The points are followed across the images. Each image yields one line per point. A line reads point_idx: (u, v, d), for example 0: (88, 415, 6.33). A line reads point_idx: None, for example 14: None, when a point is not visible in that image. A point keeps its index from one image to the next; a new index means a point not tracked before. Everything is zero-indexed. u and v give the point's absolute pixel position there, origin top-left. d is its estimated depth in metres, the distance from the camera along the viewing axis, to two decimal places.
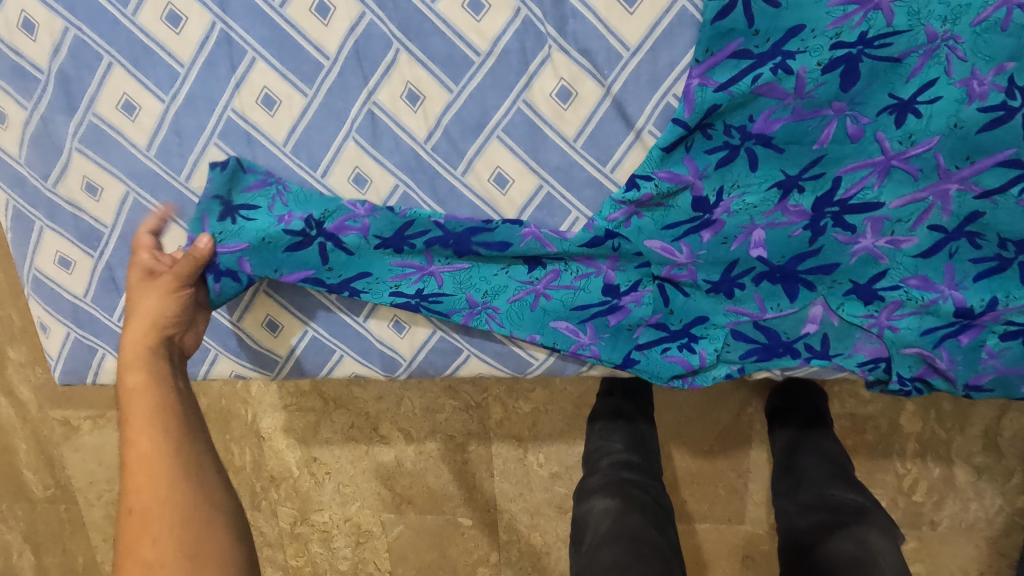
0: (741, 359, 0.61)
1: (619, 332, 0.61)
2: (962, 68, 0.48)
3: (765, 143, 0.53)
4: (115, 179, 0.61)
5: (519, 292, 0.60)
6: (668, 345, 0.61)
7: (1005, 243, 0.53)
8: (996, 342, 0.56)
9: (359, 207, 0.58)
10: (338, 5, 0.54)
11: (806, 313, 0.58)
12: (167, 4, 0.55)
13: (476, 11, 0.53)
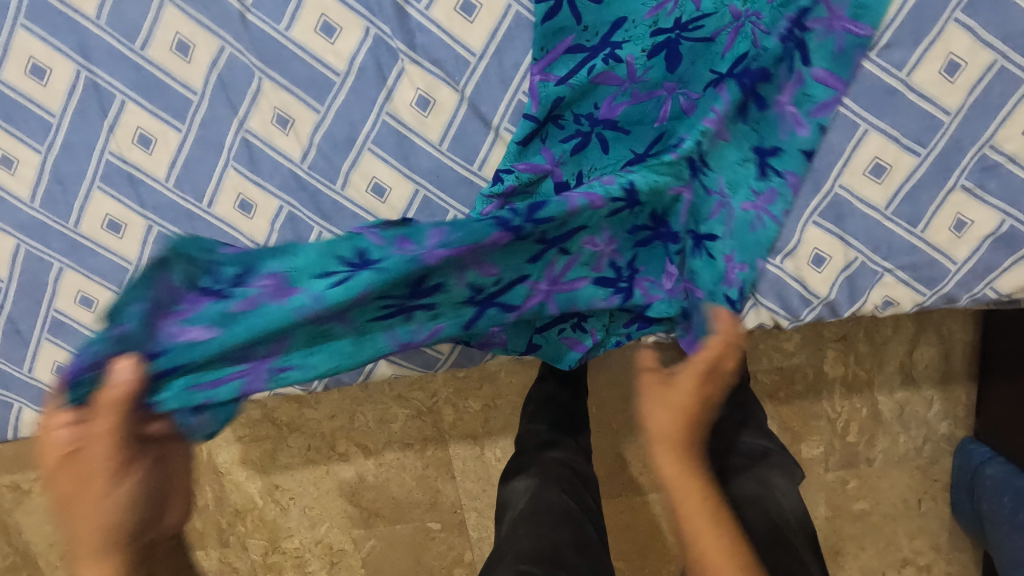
0: (625, 329, 0.65)
1: (519, 323, 0.63)
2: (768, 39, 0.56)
3: (612, 127, 0.58)
4: (6, 233, 0.62)
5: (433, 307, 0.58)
6: (562, 326, 0.64)
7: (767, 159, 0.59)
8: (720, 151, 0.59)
9: (188, 309, 0.49)
10: (197, 42, 0.57)
11: (580, 252, 0.58)
12: (30, 59, 0.57)
13: (330, 35, 0.57)
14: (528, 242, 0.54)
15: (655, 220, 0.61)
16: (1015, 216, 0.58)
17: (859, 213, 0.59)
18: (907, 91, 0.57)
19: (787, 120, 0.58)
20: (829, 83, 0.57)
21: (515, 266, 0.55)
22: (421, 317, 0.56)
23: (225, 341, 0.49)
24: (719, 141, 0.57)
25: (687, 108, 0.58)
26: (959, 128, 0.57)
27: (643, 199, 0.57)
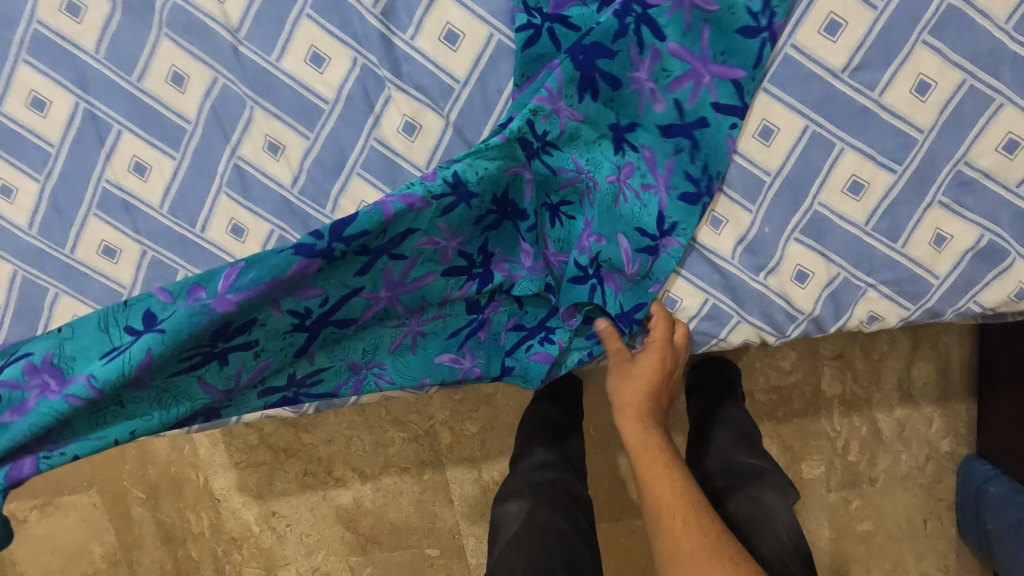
0: (590, 343, 0.65)
1: (490, 345, 0.65)
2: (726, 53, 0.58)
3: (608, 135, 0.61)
4: (3, 260, 0.63)
5: (396, 340, 0.64)
6: (530, 343, 0.65)
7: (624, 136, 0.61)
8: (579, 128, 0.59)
9: None
10: (191, 74, 0.59)
11: (418, 252, 0.59)
12: (31, 91, 0.59)
13: (319, 65, 0.59)
14: (348, 257, 0.57)
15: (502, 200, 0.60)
16: (994, 230, 0.59)
17: (839, 229, 0.60)
18: (880, 111, 0.58)
19: (645, 97, 0.59)
20: (682, 57, 0.58)
21: (339, 284, 0.58)
22: (245, 359, 0.61)
23: (17, 430, 0.57)
24: (551, 118, 0.57)
25: (533, 85, 0.58)
26: (933, 145, 0.58)
27: (477, 190, 0.57)
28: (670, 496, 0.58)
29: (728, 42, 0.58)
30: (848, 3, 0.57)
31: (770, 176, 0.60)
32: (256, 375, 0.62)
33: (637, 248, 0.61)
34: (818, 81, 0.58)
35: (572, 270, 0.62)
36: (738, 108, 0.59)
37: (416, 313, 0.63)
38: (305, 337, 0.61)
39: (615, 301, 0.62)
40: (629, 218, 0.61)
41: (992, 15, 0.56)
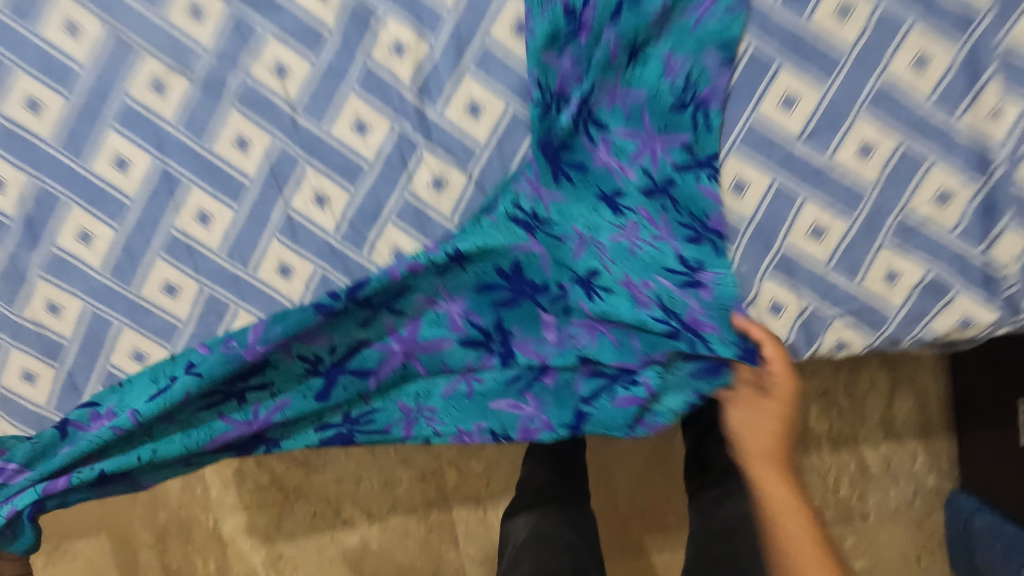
0: (689, 377, 0.73)
1: (560, 391, 0.74)
2: (660, 127, 0.71)
3: (604, 199, 0.72)
4: (75, 297, 0.72)
5: (450, 387, 0.75)
6: (614, 389, 0.74)
7: (615, 203, 0.72)
8: (579, 204, 0.72)
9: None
10: (254, 139, 0.70)
11: (422, 313, 0.72)
12: (116, 153, 0.70)
13: (363, 132, 0.70)
14: (352, 311, 0.70)
15: (514, 270, 0.71)
16: (937, 269, 0.70)
17: (807, 268, 0.70)
18: (833, 169, 0.69)
19: (615, 170, 0.71)
20: (631, 135, 0.71)
21: (345, 334, 0.71)
22: (263, 398, 0.73)
23: (77, 450, 0.71)
24: (535, 197, 0.70)
25: (510, 175, 0.71)
26: (879, 197, 0.69)
27: (472, 254, 0.69)
28: (807, 536, 0.65)
29: (666, 118, 0.70)
30: (801, 82, 0.68)
31: (745, 224, 0.70)
32: (271, 411, 0.73)
33: (681, 284, 0.70)
34: (778, 145, 0.69)
35: (661, 328, 0.70)
36: (697, 162, 0.70)
37: (466, 371, 0.74)
38: (321, 382, 0.73)
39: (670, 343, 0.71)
40: (653, 265, 0.71)
41: (921, 91, 0.67)
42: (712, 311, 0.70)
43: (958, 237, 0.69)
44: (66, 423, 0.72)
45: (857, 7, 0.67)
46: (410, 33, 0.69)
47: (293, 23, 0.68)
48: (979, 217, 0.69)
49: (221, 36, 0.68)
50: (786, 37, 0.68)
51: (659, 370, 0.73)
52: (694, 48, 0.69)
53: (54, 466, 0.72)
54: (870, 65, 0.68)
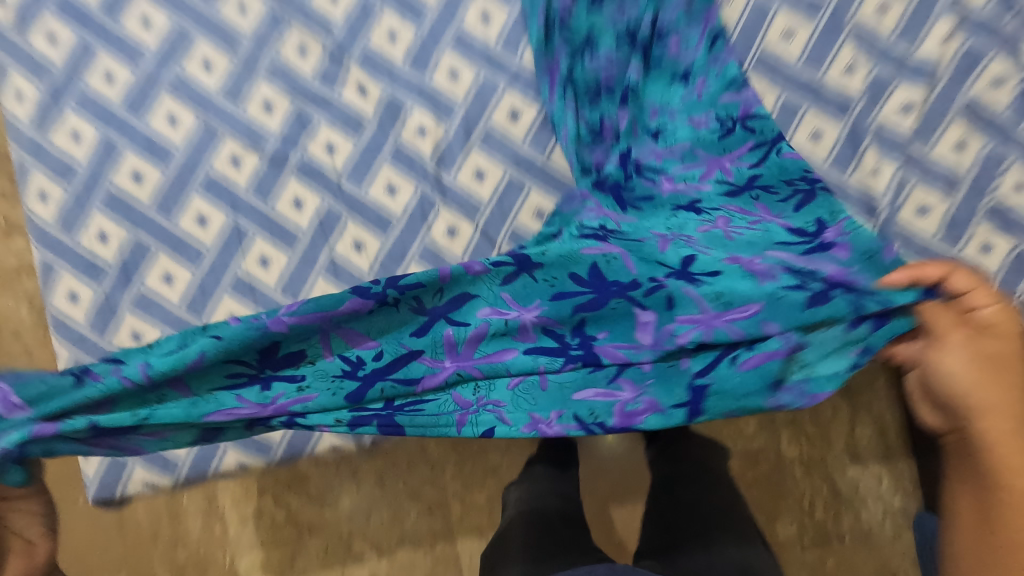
0: (843, 343, 0.73)
1: (666, 372, 0.77)
2: (716, 148, 0.87)
3: (688, 208, 0.85)
4: (155, 327, 0.89)
5: (524, 377, 0.78)
6: (737, 354, 0.75)
7: (697, 209, 0.84)
8: (668, 213, 0.85)
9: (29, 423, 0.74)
10: (307, 200, 0.89)
11: (489, 321, 0.76)
12: (198, 212, 0.89)
13: (393, 193, 0.90)
14: (405, 310, 0.75)
15: (593, 274, 0.78)
16: None
17: None
18: None
19: (686, 190, 0.86)
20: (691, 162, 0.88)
21: (393, 341, 0.75)
22: (287, 388, 0.74)
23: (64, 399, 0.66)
24: (600, 218, 0.84)
25: (569, 215, 0.86)
26: None
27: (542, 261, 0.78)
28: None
29: (721, 144, 0.87)
30: None
31: (809, 172, 0.85)
32: (291, 402, 0.73)
33: (803, 252, 0.78)
34: None
35: (803, 297, 0.72)
36: (747, 174, 0.86)
37: (547, 369, 0.78)
38: (357, 383, 0.75)
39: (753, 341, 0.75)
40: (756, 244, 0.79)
41: (818, 156, 0.88)
42: (859, 261, 0.75)
43: None
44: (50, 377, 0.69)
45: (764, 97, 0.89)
46: (430, 119, 0.90)
47: (341, 114, 0.90)
48: None
49: (286, 124, 0.89)
50: None
51: (775, 341, 0.73)
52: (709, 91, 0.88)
53: (25, 416, 0.65)
54: None
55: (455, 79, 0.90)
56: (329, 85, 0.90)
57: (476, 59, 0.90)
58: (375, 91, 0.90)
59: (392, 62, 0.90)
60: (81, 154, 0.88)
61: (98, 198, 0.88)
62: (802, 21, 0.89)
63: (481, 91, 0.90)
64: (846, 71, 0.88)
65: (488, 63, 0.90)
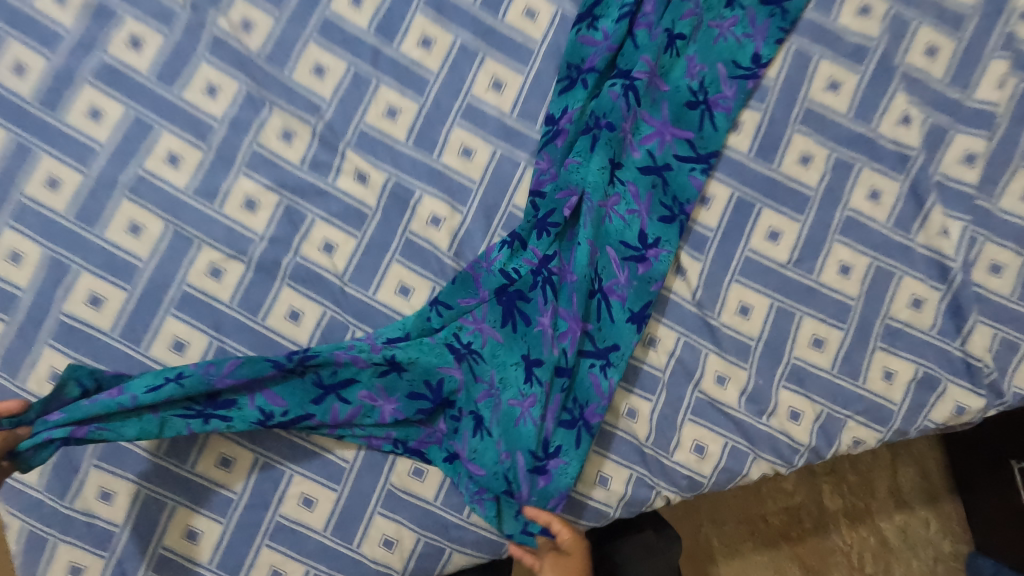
0: (655, 218, 0.77)
1: (643, 282, 0.76)
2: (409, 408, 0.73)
3: (521, 298, 0.74)
4: (128, 481, 0.72)
5: (621, 215, 0.77)
6: (656, 181, 0.78)
7: (425, 389, 0.73)
8: (530, 256, 0.75)
9: (378, 399, 0.73)
10: (306, 310, 0.75)
11: (491, 383, 0.74)
12: (173, 336, 0.73)
13: (406, 294, 0.76)
14: (421, 396, 0.73)
15: (600, 124, 0.76)
16: (924, 365, 0.79)
17: (814, 375, 0.79)
18: (821, 287, 0.79)
19: (540, 310, 0.74)
20: (569, 318, 0.74)
21: (502, 364, 0.74)
22: (514, 389, 0.73)
23: (491, 343, 0.74)
24: (632, 215, 0.77)
25: (512, 254, 0.75)
26: (864, 308, 0.79)
27: (409, 367, 0.73)
28: None
29: (471, 385, 0.74)
30: (781, 218, 0.79)
31: (754, 341, 0.79)
32: (477, 470, 0.74)
33: (625, 257, 0.76)
34: (773, 271, 0.79)
35: (661, 212, 0.77)
36: (695, 156, 0.78)
37: (562, 268, 0.75)
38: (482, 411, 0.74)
39: (528, 456, 0.73)
40: (524, 442, 0.73)
41: (878, 219, 0.79)
42: (638, 288, 0.76)
43: (936, 335, 0.79)
44: (398, 364, 0.72)
45: (815, 157, 0.79)
46: (444, 208, 0.76)
47: (339, 206, 0.76)
48: (949, 318, 0.79)
49: (274, 223, 0.75)
50: (763, 184, 0.79)
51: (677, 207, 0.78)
52: (716, 57, 0.80)
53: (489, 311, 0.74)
54: (834, 200, 0.79)
55: (468, 159, 0.77)
56: (322, 174, 0.76)
57: (492, 134, 0.78)
58: (375, 176, 0.76)
59: (393, 141, 0.77)
60: (23, 279, 0.72)
61: (45, 330, 0.71)
62: (849, 69, 0.79)
63: (499, 169, 0.78)
64: (902, 122, 0.79)
65: (504, 135, 0.78)
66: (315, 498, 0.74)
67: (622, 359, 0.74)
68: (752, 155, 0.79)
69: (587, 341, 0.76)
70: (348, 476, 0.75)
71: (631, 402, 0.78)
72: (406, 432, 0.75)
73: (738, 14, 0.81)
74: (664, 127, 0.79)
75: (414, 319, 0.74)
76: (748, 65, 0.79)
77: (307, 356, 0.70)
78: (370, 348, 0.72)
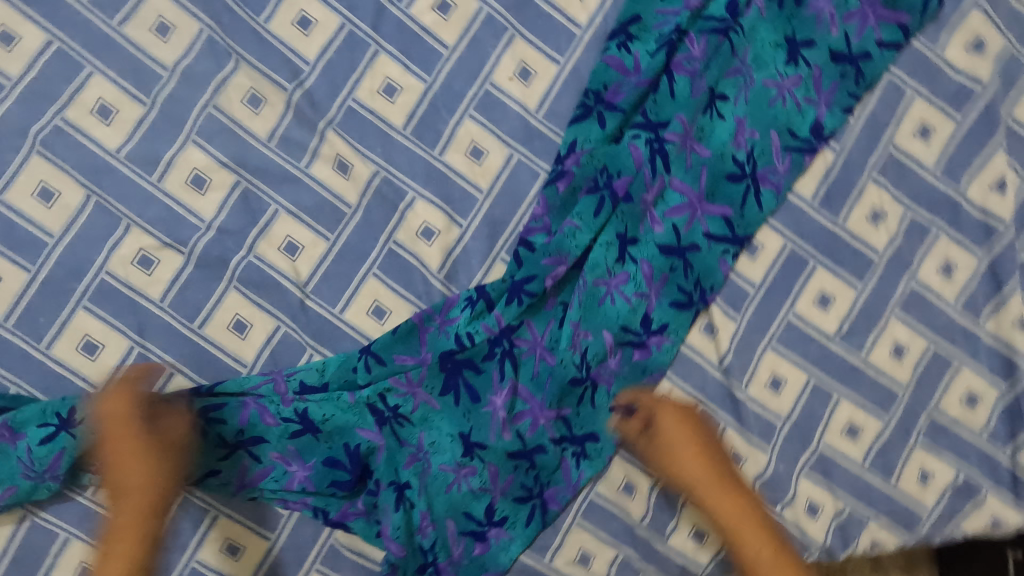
0: (661, 301, 0.64)
1: (635, 370, 0.65)
2: (319, 480, 0.60)
3: (471, 367, 0.62)
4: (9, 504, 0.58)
5: (615, 293, 0.63)
6: (675, 264, 0.63)
7: (345, 451, 0.60)
8: (492, 321, 0.61)
9: (292, 464, 0.60)
10: (255, 322, 0.61)
11: (424, 446, 0.62)
12: (84, 335, 0.59)
13: (380, 317, 0.62)
14: (339, 460, 0.60)
15: (607, 180, 0.62)
16: (968, 470, 0.68)
17: (841, 468, 0.68)
18: (867, 369, 0.67)
19: (493, 382, 0.62)
20: (527, 397, 0.63)
21: (440, 432, 0.62)
22: (450, 460, 0.62)
23: (426, 410, 0.62)
24: (637, 298, 0.63)
25: (473, 315, 0.61)
26: (911, 399, 0.68)
27: (325, 429, 0.61)
28: None
29: (394, 455, 0.62)
30: (835, 282, 0.66)
31: (781, 421, 0.67)
32: (399, 547, 0.61)
33: (621, 342, 0.64)
34: (815, 343, 0.67)
35: (676, 296, 0.64)
36: (730, 237, 0.64)
37: (533, 342, 0.63)
38: (413, 480, 0.62)
39: (465, 520, 0.63)
40: (458, 508, 0.63)
41: (946, 298, 0.67)
42: (626, 375, 0.65)
43: (986, 439, 0.68)
44: (313, 422, 0.60)
45: (887, 215, 0.66)
46: (440, 218, 0.62)
47: (310, 199, 0.61)
48: (1005, 421, 0.68)
49: (226, 210, 0.60)
50: (822, 240, 0.66)
51: (692, 291, 0.64)
52: (769, 122, 0.64)
53: (433, 372, 0.62)
54: (901, 268, 0.67)
55: (477, 161, 0.63)
56: (292, 156, 0.61)
57: (510, 134, 0.63)
58: (358, 167, 0.61)
59: (386, 126, 0.62)
60: None
61: None
62: (944, 116, 0.66)
63: (514, 180, 0.63)
64: (995, 187, 0.66)
65: (525, 137, 0.63)
66: (242, 545, 0.62)
67: (599, 453, 0.64)
68: (815, 204, 0.66)
69: (558, 427, 0.64)
70: (286, 525, 0.62)
71: (629, 474, 0.66)
72: (327, 499, 0.62)
73: (805, 69, 0.64)
74: (698, 201, 0.63)
75: (336, 367, 0.60)
76: (807, 136, 0.64)
77: (209, 405, 0.59)
78: (279, 394, 0.60)
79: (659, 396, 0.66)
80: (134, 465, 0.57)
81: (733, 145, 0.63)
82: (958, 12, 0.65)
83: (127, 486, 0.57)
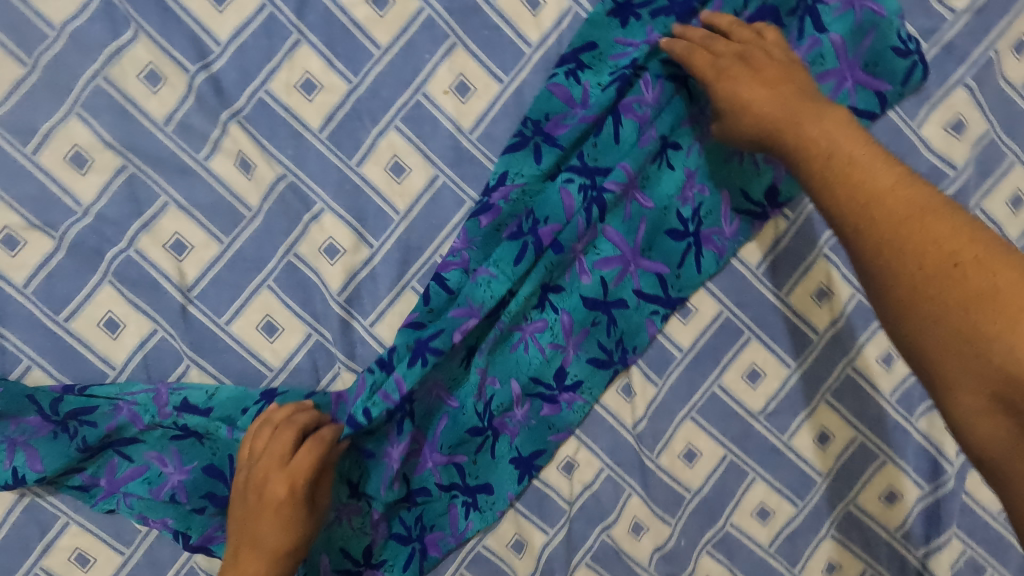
0: (578, 355, 0.59)
1: (541, 425, 0.60)
2: (191, 494, 0.55)
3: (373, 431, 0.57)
4: None
5: (525, 339, 0.59)
6: (599, 318, 0.59)
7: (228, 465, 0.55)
8: (389, 385, 0.53)
9: (168, 467, 0.55)
10: (129, 322, 0.55)
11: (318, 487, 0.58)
12: None
13: (271, 333, 0.57)
14: (220, 474, 0.55)
15: (537, 231, 0.55)
16: (877, 568, 0.65)
17: (746, 550, 0.64)
18: (788, 452, 0.64)
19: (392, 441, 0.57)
20: (417, 441, 0.59)
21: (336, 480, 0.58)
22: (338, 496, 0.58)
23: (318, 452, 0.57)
24: (552, 348, 0.59)
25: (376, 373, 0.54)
26: (829, 488, 0.64)
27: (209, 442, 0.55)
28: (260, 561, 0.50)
29: None
30: (768, 357, 0.62)
31: (690, 494, 0.63)
32: None
33: (529, 393, 0.59)
34: (738, 419, 0.63)
35: (595, 352, 0.59)
36: (662, 297, 0.60)
37: (439, 387, 0.58)
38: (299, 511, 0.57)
39: (341, 558, 0.59)
40: (336, 543, 0.59)
41: (881, 389, 0.63)
42: (532, 429, 0.60)
43: (901, 539, 0.65)
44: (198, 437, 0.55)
45: (834, 294, 0.62)
46: (348, 236, 0.56)
47: (205, 195, 0.55)
48: (923, 523, 0.64)
49: (108, 196, 0.54)
50: (761, 311, 0.61)
51: (614, 348, 0.60)
52: (720, 180, 0.58)
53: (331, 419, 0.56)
54: (840, 352, 0.62)
55: (397, 179, 0.57)
56: (190, 145, 0.54)
57: (437, 152, 0.57)
58: (263, 168, 0.55)
59: (300, 126, 0.55)
60: None
61: None
62: None
63: (436, 204, 0.57)
64: None
65: (454, 158, 0.57)
66: (93, 557, 0.57)
67: (490, 506, 0.60)
68: (759, 273, 0.61)
69: (449, 473, 0.59)
70: (143, 540, 0.57)
71: (522, 531, 0.62)
72: (191, 520, 0.56)
73: None
74: (632, 255, 0.58)
75: (228, 396, 0.55)
76: (759, 200, 0.59)
77: (78, 408, 0.54)
78: (157, 408, 0.54)
79: (563, 454, 0.62)
80: (271, 514, 0.50)
81: (676, 201, 0.58)
82: (942, 86, 0.60)
83: (252, 541, 0.50)
